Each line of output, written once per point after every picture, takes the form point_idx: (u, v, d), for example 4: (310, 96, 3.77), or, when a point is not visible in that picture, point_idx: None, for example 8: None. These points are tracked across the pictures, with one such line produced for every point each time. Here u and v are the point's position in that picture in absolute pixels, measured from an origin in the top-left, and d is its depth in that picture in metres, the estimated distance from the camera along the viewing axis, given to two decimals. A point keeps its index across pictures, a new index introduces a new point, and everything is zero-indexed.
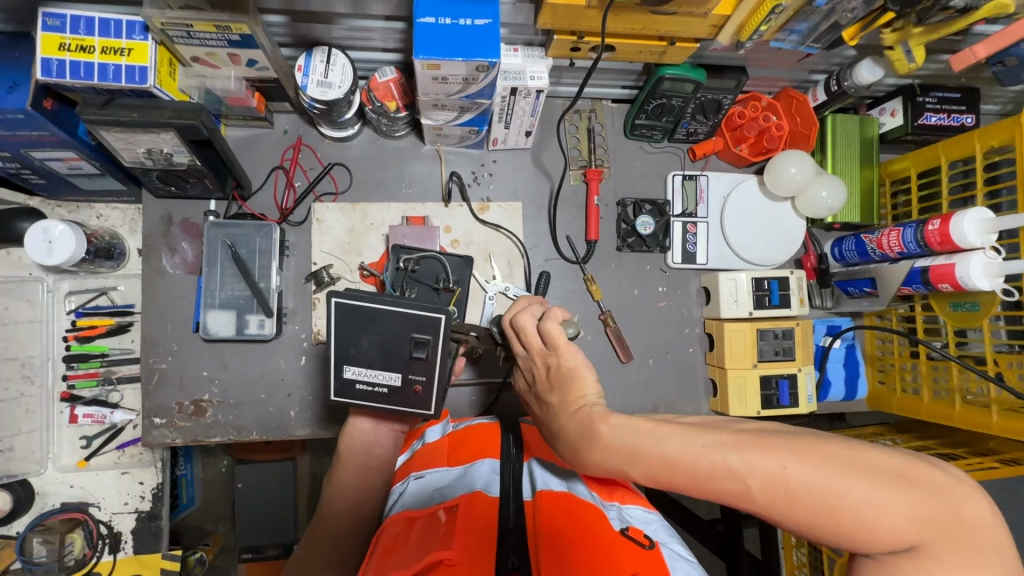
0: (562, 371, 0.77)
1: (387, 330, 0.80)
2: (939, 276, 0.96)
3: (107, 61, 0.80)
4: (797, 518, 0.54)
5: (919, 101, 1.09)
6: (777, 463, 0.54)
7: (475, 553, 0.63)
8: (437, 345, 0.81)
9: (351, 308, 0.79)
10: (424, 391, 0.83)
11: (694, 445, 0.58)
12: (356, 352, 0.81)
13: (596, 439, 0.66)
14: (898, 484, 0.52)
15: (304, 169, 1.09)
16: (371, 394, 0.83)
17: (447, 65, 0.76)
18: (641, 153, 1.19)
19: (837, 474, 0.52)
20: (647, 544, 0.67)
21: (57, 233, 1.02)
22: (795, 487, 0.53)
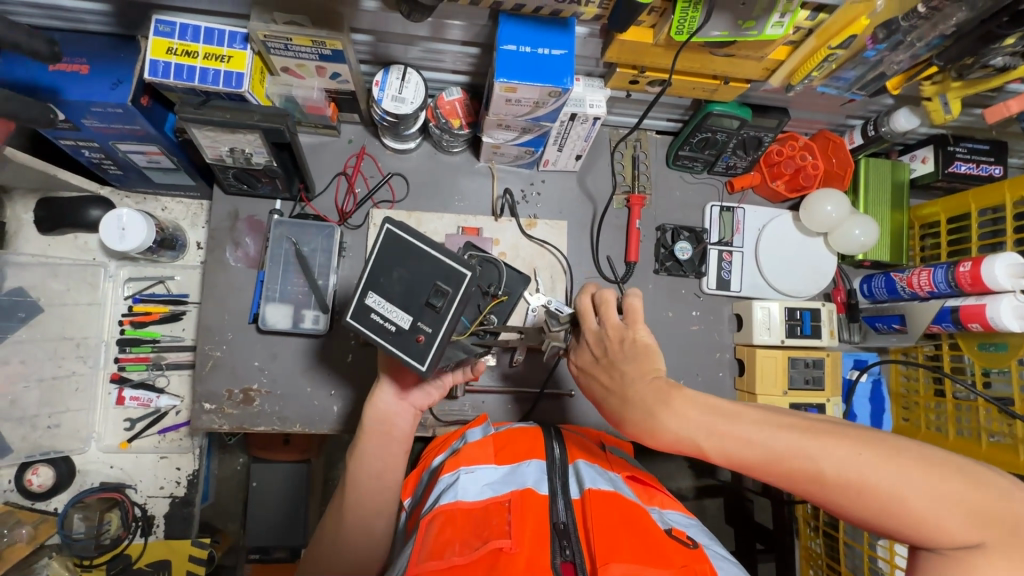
0: (636, 344, 0.80)
1: (417, 269, 0.72)
2: (969, 315, 1.01)
3: (208, 66, 0.87)
4: (864, 504, 0.61)
5: (950, 150, 1.15)
6: (851, 451, 0.62)
7: (532, 544, 0.68)
8: (456, 302, 0.71)
9: (397, 237, 0.72)
10: (426, 345, 0.71)
11: (766, 428, 0.67)
12: (382, 279, 0.72)
13: (674, 408, 0.72)
14: (960, 482, 0.60)
15: (365, 177, 1.16)
16: (379, 329, 0.72)
17: (524, 88, 0.83)
18: (682, 182, 1.25)
19: (906, 467, 0.60)
20: (691, 543, 0.72)
21: (128, 221, 1.08)
22: (868, 474, 0.61)
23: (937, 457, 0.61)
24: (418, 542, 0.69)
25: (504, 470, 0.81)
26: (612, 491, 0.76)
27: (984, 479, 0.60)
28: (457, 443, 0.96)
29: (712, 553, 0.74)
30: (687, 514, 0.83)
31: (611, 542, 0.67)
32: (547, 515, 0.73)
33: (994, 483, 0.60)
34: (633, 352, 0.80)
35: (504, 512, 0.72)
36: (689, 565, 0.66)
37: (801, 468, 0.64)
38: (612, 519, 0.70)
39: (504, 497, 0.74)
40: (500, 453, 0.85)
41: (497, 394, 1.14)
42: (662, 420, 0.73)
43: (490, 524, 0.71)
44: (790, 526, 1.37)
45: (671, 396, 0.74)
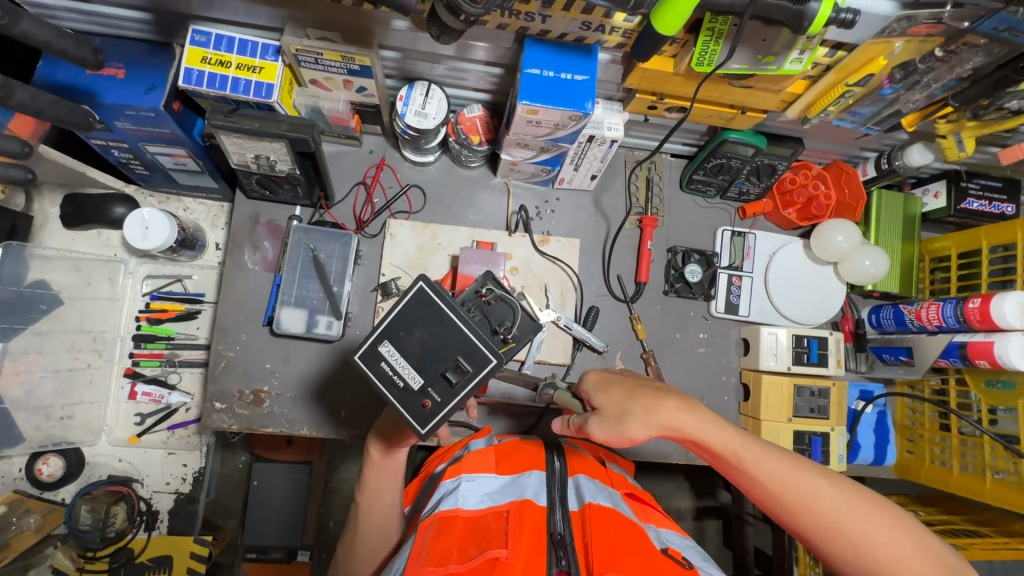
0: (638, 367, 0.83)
1: (441, 337, 0.73)
2: (977, 351, 1.01)
3: (240, 75, 0.90)
4: (846, 539, 0.65)
5: (963, 186, 1.16)
6: (849, 497, 0.67)
7: (528, 554, 0.67)
8: (473, 381, 0.72)
9: (427, 300, 0.74)
10: (430, 411, 0.72)
11: (770, 449, 0.71)
12: (401, 334, 0.74)
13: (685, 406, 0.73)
14: (929, 541, 0.65)
15: (384, 187, 1.18)
16: (386, 379, 0.74)
17: (545, 110, 0.86)
18: (695, 206, 1.27)
19: (889, 516, 0.66)
20: (686, 564, 0.71)
21: (152, 219, 1.11)
22: (860, 521, 0.65)
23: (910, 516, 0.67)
24: (415, 547, 0.70)
25: (504, 480, 0.81)
26: (611, 506, 0.76)
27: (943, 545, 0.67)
28: (459, 452, 0.97)
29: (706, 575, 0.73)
30: (683, 536, 0.82)
31: (608, 555, 0.67)
32: (544, 526, 0.73)
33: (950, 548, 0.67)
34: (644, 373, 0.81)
35: (501, 521, 0.72)
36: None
37: (798, 489, 0.67)
38: (609, 533, 0.70)
39: (503, 507, 0.74)
40: (501, 463, 0.85)
41: (504, 405, 1.15)
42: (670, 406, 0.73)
43: (488, 531, 0.71)
44: (788, 553, 1.36)
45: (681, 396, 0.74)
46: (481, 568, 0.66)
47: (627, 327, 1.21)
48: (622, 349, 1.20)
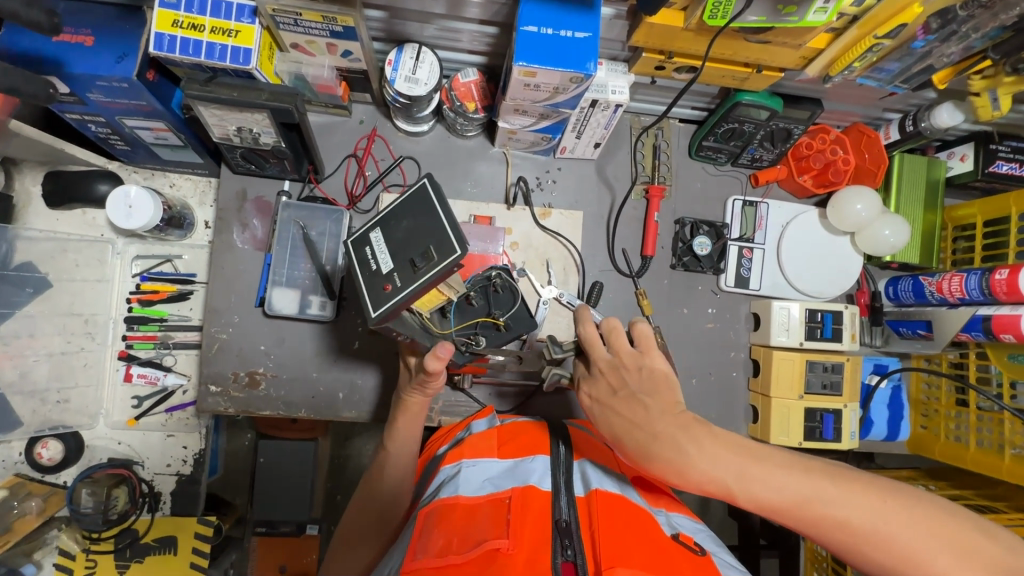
0: (653, 372, 0.81)
1: (423, 227, 0.72)
2: (1002, 325, 0.96)
3: (215, 40, 0.84)
4: (888, 559, 0.61)
5: (992, 149, 1.09)
6: (875, 501, 0.63)
7: (531, 545, 0.65)
8: (435, 269, 0.69)
9: (425, 198, 0.73)
10: (387, 295, 0.71)
11: (794, 470, 0.68)
12: (391, 223, 0.74)
13: (703, 446, 0.72)
14: (981, 541, 0.61)
15: (376, 159, 1.12)
16: (363, 262, 0.74)
17: (543, 73, 0.79)
18: (704, 174, 1.20)
19: (927, 522, 0.61)
20: (698, 550, 0.69)
21: (135, 198, 1.07)
22: (890, 531, 0.61)
23: (951, 510, 0.63)
24: (414, 537, 0.67)
25: (506, 464, 0.78)
26: (618, 493, 0.73)
27: (997, 536, 0.62)
28: (460, 434, 0.94)
29: (719, 561, 0.71)
30: (694, 519, 0.79)
31: (615, 547, 0.64)
32: (549, 513, 0.70)
33: (1006, 539, 0.61)
34: (653, 381, 0.80)
35: (504, 509, 0.70)
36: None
37: (830, 515, 0.64)
38: (616, 522, 0.67)
39: (505, 494, 0.71)
40: (504, 447, 0.83)
41: (505, 385, 1.12)
42: (692, 457, 0.71)
43: (490, 519, 0.68)
44: (796, 527, 1.34)
45: (696, 432, 0.73)
46: (482, 560, 0.63)
47: (633, 302, 1.17)
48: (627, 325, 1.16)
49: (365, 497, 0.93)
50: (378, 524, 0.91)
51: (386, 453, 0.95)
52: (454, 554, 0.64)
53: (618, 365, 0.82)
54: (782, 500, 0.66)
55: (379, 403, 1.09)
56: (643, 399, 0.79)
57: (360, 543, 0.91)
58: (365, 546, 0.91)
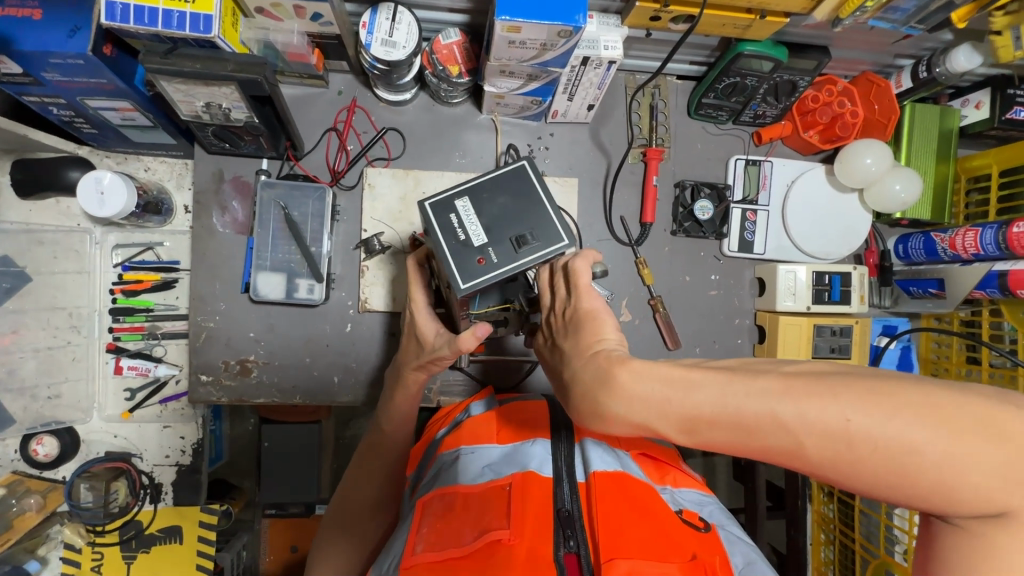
0: (579, 313, 0.71)
1: (522, 207, 0.67)
2: (1018, 281, 0.92)
3: (171, 7, 0.77)
4: (857, 476, 0.48)
5: (1010, 93, 1.02)
6: (838, 416, 0.47)
7: (532, 533, 0.63)
8: (537, 254, 0.65)
9: (525, 180, 0.68)
10: (481, 269, 0.64)
11: (731, 395, 0.51)
12: (483, 195, 0.67)
13: (619, 389, 0.58)
14: (981, 436, 0.45)
15: (358, 132, 1.06)
16: (447, 229, 0.66)
17: (528, 28, 0.73)
18: (704, 134, 1.14)
19: (907, 424, 0.46)
20: (703, 528, 0.67)
21: (107, 184, 1.01)
22: (860, 444, 0.47)
23: (941, 402, 0.46)
24: (413, 529, 0.66)
25: (505, 450, 0.76)
26: (620, 472, 0.69)
27: (1004, 421, 0.46)
28: (459, 416, 0.92)
29: (725, 535, 0.70)
30: (702, 492, 0.77)
31: (615, 534, 0.62)
32: (550, 499, 0.68)
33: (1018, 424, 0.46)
34: (577, 324, 0.71)
35: (504, 496, 0.68)
36: (699, 558, 0.60)
37: (782, 443, 0.49)
38: (618, 506, 0.65)
39: (504, 481, 0.69)
40: (504, 431, 0.80)
41: (502, 362, 1.10)
42: (609, 408, 0.58)
43: (490, 507, 0.66)
44: (803, 490, 1.34)
45: (613, 375, 0.59)
46: (482, 552, 0.62)
47: (633, 272, 1.12)
48: (626, 296, 1.12)
49: (357, 476, 0.93)
50: (373, 501, 0.92)
51: (382, 432, 0.94)
52: (453, 548, 0.62)
53: (554, 315, 0.76)
54: (724, 438, 0.52)
55: (375, 385, 1.06)
56: (562, 342, 0.72)
57: (354, 524, 0.91)
58: (359, 526, 0.91)
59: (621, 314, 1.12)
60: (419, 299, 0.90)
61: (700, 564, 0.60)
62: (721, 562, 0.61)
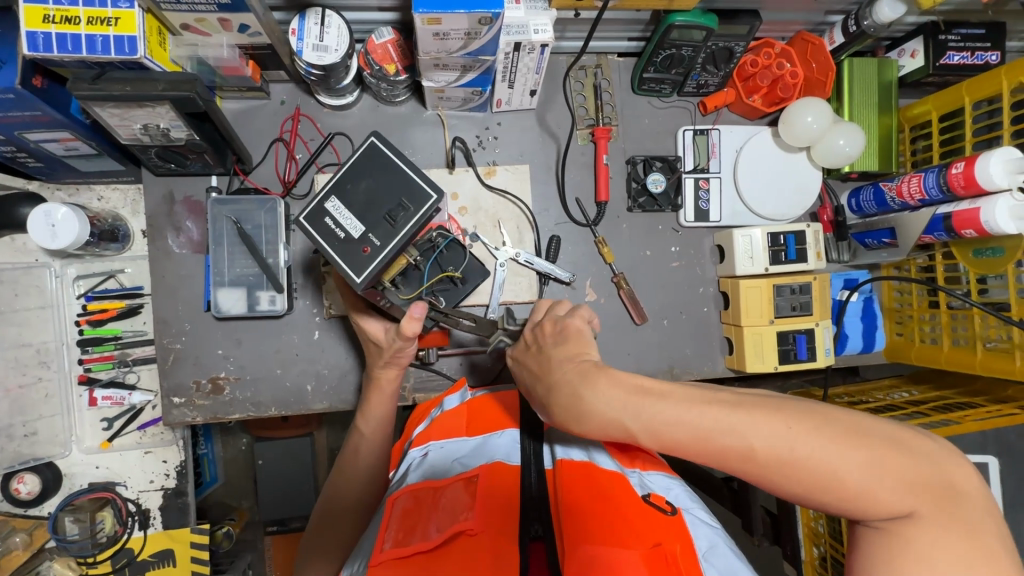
0: (568, 328, 0.75)
1: (385, 184, 0.74)
2: (962, 222, 0.93)
3: (94, 32, 0.77)
4: (793, 481, 0.52)
5: (942, 40, 1.04)
6: (781, 424, 0.52)
7: (496, 523, 0.65)
8: (413, 218, 0.72)
9: (379, 153, 0.75)
10: (368, 257, 0.71)
11: (693, 406, 0.57)
12: (348, 188, 0.74)
13: (599, 388, 0.62)
14: (896, 451, 0.51)
15: (305, 140, 1.07)
16: (327, 233, 0.73)
17: (448, 18, 0.74)
18: (650, 109, 1.15)
19: (836, 438, 0.51)
20: (669, 511, 0.67)
21: (59, 217, 1.01)
22: (797, 450, 0.51)
23: (866, 423, 0.53)
24: (381, 526, 0.67)
25: (474, 442, 0.79)
26: (585, 463, 0.72)
27: (915, 442, 0.52)
28: (434, 412, 0.91)
29: (691, 519, 0.69)
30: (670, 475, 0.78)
31: (578, 524, 0.63)
32: (515, 486, 0.70)
33: (927, 446, 0.52)
34: (565, 336, 0.74)
35: (470, 488, 0.71)
36: (661, 546, 0.59)
37: (731, 446, 0.54)
38: (583, 493, 0.67)
39: (471, 473, 0.72)
40: (472, 425, 0.83)
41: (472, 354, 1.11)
42: (586, 400, 0.63)
43: (456, 500, 0.69)
44: None
45: (596, 376, 0.64)
46: (447, 544, 0.63)
47: (593, 252, 1.14)
48: (589, 276, 1.14)
49: (340, 481, 0.93)
50: (352, 510, 0.90)
51: (359, 433, 0.95)
52: (420, 541, 0.64)
53: (538, 328, 0.78)
54: (685, 438, 0.56)
55: (348, 391, 1.07)
56: (546, 350, 0.75)
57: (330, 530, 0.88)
58: (338, 532, 0.88)
59: (586, 294, 1.13)
60: (357, 308, 0.93)
61: (661, 551, 0.59)
62: (683, 550, 0.59)
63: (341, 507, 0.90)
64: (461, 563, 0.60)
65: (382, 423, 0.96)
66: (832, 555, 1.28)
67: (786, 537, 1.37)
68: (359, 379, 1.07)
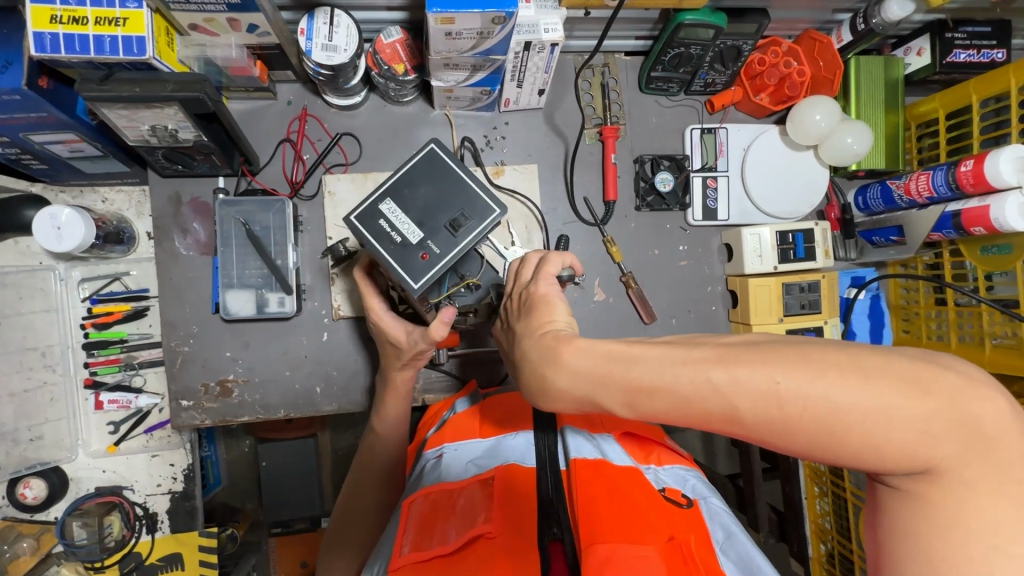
0: (534, 297, 0.72)
1: (447, 192, 0.74)
2: (972, 219, 0.94)
3: (102, 32, 0.76)
4: (794, 439, 0.47)
5: (949, 37, 1.04)
6: (767, 378, 0.47)
7: (513, 525, 0.65)
8: (474, 231, 0.73)
9: (441, 162, 0.75)
10: (426, 264, 0.72)
11: (669, 365, 0.51)
12: (405, 192, 0.74)
13: (562, 364, 0.58)
14: (910, 394, 0.45)
15: (312, 141, 1.06)
16: (382, 236, 0.72)
17: (461, 18, 0.73)
18: (658, 107, 1.15)
19: (836, 386, 0.45)
20: (685, 504, 0.69)
21: (64, 219, 1.00)
22: (789, 405, 0.46)
23: (873, 362, 0.46)
24: (399, 529, 0.68)
25: (487, 445, 0.79)
26: (597, 459, 0.71)
27: (931, 378, 0.46)
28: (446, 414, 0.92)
29: (707, 509, 0.70)
30: (686, 468, 0.79)
31: (593, 521, 0.61)
32: (531, 487, 0.70)
33: (945, 380, 0.45)
34: (531, 307, 0.71)
35: (487, 489, 0.71)
36: (675, 539, 0.61)
37: (716, 409, 0.49)
38: (599, 488, 0.66)
39: (487, 475, 0.72)
40: (485, 426, 0.84)
41: (481, 354, 1.11)
42: (551, 381, 0.59)
43: (473, 503, 0.69)
44: None
45: (557, 352, 0.60)
46: (465, 548, 0.63)
47: (602, 251, 1.14)
48: (598, 275, 1.13)
49: (356, 484, 0.92)
50: (369, 514, 0.90)
51: (376, 434, 0.94)
52: (438, 544, 0.64)
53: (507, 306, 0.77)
54: (666, 408, 0.52)
55: (357, 392, 1.07)
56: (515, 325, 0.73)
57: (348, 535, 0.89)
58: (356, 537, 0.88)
59: (595, 294, 1.13)
60: (377, 307, 0.93)
61: (675, 544, 0.60)
62: (698, 540, 0.62)
63: (359, 511, 0.90)
64: (480, 567, 0.60)
65: (397, 427, 0.95)
66: (840, 551, 1.28)
67: (793, 534, 1.38)
68: (368, 380, 1.07)
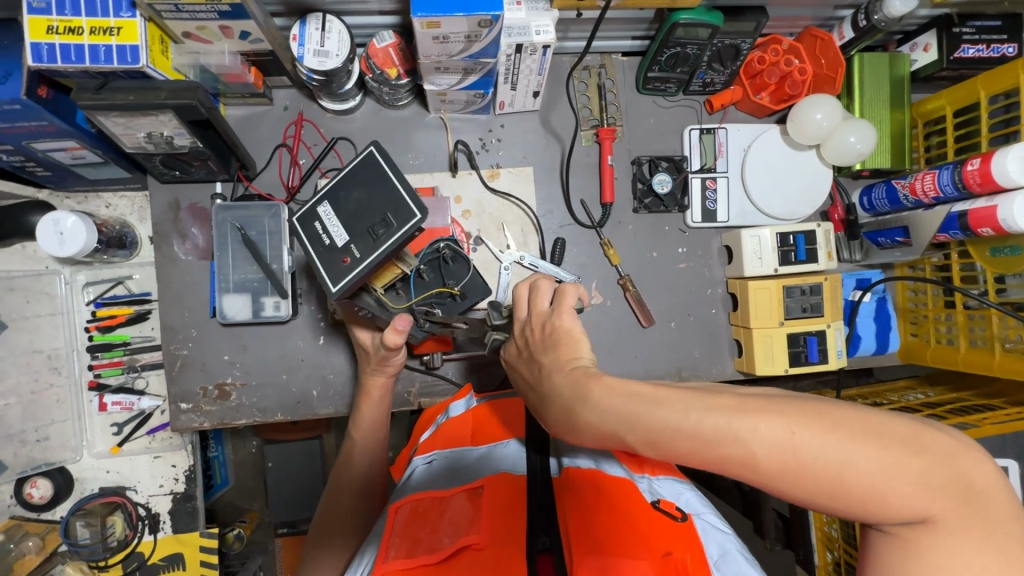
0: (556, 328, 0.68)
1: (375, 196, 0.74)
2: (979, 220, 0.91)
3: (97, 41, 0.77)
4: (802, 486, 0.46)
5: (956, 32, 1.01)
6: (784, 429, 0.46)
7: (500, 534, 0.64)
8: (393, 237, 0.72)
9: (375, 164, 0.75)
10: (346, 267, 0.73)
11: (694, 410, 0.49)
12: (340, 195, 0.75)
13: None
14: (912, 452, 0.45)
15: (308, 146, 1.07)
16: (314, 238, 0.75)
17: (447, 22, 0.73)
18: (655, 108, 1.14)
19: (849, 440, 0.45)
20: (679, 517, 0.66)
21: (67, 225, 1.02)
22: (806, 455, 0.45)
23: (876, 416, 0.46)
24: (385, 536, 0.66)
25: (480, 451, 0.80)
26: (588, 472, 0.71)
27: (929, 438, 0.46)
28: (440, 418, 0.91)
29: (701, 525, 0.67)
30: (681, 480, 0.76)
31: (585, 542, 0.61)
32: (519, 496, 0.70)
33: (942, 441, 0.46)
34: (553, 339, 0.68)
35: (473, 500, 0.70)
36: (672, 555, 0.59)
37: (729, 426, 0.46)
38: (589, 508, 0.65)
39: (475, 485, 0.72)
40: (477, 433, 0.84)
41: (478, 357, 1.10)
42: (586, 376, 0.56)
43: (459, 514, 0.68)
44: None
45: None
46: (450, 556, 0.62)
47: (599, 254, 1.12)
48: (595, 278, 1.12)
49: (334, 495, 0.92)
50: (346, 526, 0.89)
51: (353, 441, 0.95)
52: (426, 553, 0.62)
53: (528, 327, 0.72)
54: None
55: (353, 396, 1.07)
56: (538, 357, 0.69)
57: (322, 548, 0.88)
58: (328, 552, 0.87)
59: (592, 296, 1.12)
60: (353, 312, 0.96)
61: (672, 560, 0.58)
62: (694, 558, 0.59)
63: (339, 522, 0.89)
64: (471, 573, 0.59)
65: (372, 436, 0.95)
66: (846, 560, 1.21)
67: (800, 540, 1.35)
68: None
